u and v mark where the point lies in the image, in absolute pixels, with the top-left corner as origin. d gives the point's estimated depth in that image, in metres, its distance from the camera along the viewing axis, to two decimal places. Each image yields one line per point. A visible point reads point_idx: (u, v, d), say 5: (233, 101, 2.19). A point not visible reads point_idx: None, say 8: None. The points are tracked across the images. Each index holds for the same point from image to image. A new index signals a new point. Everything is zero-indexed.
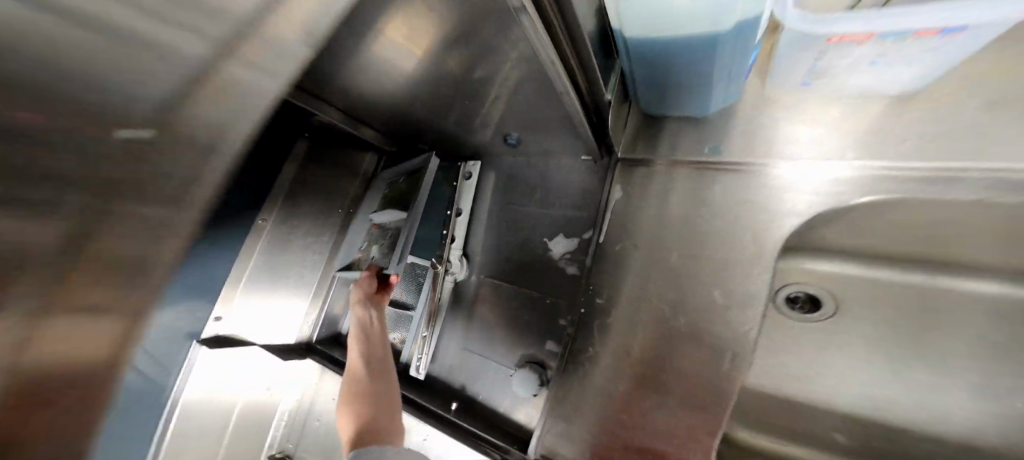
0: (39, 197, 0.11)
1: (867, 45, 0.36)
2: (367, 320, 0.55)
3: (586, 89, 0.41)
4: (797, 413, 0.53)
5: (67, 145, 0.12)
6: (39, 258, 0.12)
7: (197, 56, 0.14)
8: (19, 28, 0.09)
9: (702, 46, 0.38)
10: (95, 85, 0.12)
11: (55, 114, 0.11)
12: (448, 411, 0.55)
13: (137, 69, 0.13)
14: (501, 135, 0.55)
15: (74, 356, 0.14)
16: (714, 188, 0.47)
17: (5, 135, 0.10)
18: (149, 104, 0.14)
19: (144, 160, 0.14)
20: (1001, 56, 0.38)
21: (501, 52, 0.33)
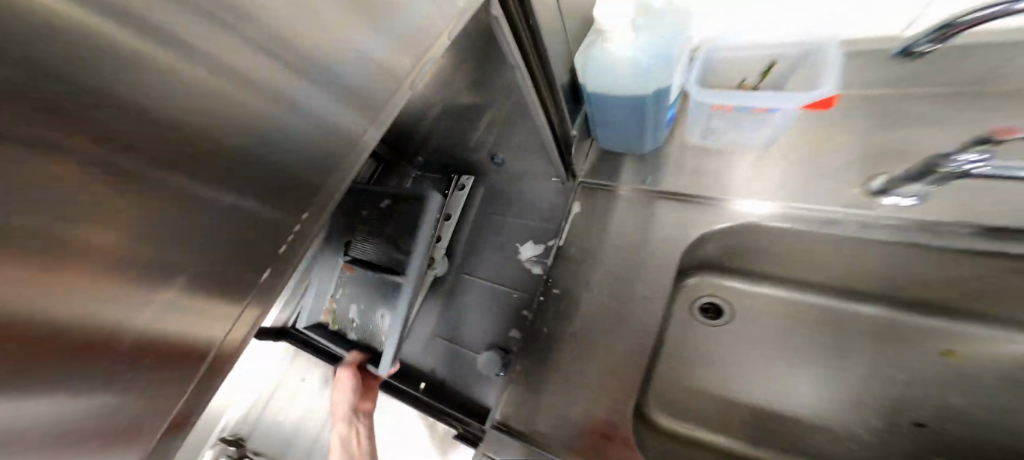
0: (226, 212, 0.20)
1: (732, 113, 0.52)
2: (347, 437, 0.60)
3: (556, 121, 0.53)
4: (719, 407, 0.57)
5: (248, 172, 0.21)
6: (199, 251, 0.20)
7: (325, 121, 0.25)
8: (243, 109, 0.20)
9: (632, 105, 0.50)
10: (273, 142, 0.22)
11: (250, 158, 0.21)
12: (417, 390, 0.64)
13: (295, 133, 0.23)
14: (489, 155, 0.67)
15: (188, 339, 0.21)
16: (655, 211, 0.58)
17: (225, 163, 0.20)
18: (297, 152, 0.24)
19: (280, 188, 0.24)
20: (824, 134, 0.57)
21: (497, 82, 0.44)
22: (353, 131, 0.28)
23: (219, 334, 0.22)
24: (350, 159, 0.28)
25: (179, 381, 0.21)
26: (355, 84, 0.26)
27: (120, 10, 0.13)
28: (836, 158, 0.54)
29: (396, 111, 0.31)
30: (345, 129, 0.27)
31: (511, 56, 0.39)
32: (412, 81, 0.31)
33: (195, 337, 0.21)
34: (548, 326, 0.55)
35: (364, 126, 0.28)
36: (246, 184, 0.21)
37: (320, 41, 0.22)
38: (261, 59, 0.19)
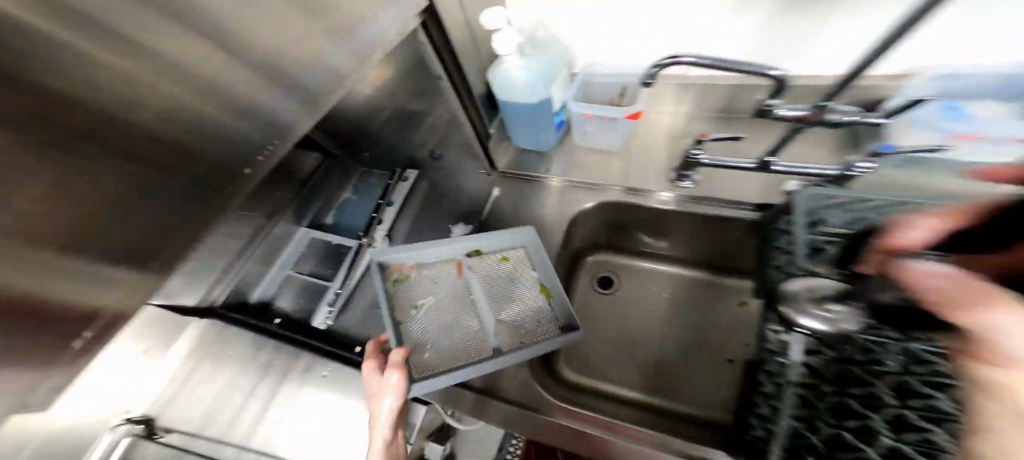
0: (164, 194, 0.24)
1: (584, 123, 0.61)
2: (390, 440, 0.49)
3: (476, 121, 0.68)
4: (608, 363, 0.73)
5: (185, 157, 0.25)
6: (128, 218, 0.22)
7: (261, 113, 0.30)
8: (186, 109, 0.24)
9: (533, 109, 0.56)
10: (214, 131, 0.27)
11: (189, 141, 0.25)
12: (351, 353, 0.68)
13: (232, 124, 0.28)
14: (428, 152, 0.77)
15: (93, 306, 0.22)
16: (554, 198, 0.74)
17: (168, 151, 0.24)
18: (234, 139, 0.28)
19: (209, 177, 0.27)
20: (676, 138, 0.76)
21: (434, 82, 0.57)
22: (292, 119, 0.34)
23: (123, 306, 0.24)
24: (284, 140, 0.34)
25: (59, 362, 0.21)
26: (301, 82, 0.33)
27: (110, 28, 0.19)
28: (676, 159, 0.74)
29: (330, 99, 0.37)
30: (285, 117, 0.33)
31: (426, 54, 0.51)
32: (350, 80, 0.39)
33: (100, 313, 0.22)
34: None
35: (301, 114, 0.34)
36: (192, 171, 0.26)
37: (266, 44, 0.28)
38: (213, 59, 0.24)
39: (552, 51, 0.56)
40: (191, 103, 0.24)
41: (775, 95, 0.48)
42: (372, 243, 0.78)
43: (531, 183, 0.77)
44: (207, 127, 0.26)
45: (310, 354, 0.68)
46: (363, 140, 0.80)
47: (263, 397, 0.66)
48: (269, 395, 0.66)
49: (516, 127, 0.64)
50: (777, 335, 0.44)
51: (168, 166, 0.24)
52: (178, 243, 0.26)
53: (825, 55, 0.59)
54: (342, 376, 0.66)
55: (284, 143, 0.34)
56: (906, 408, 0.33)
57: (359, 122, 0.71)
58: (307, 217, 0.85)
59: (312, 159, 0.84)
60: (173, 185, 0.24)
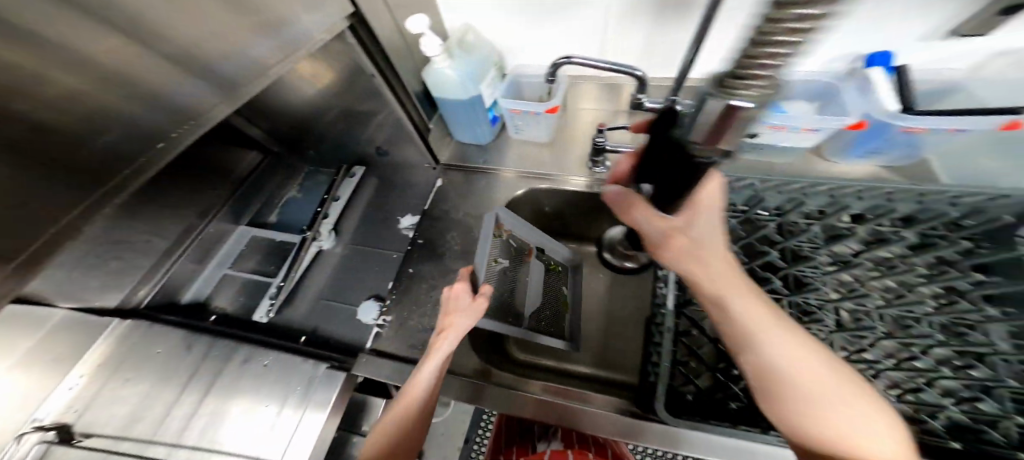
0: (48, 182, 0.23)
1: (516, 115, 0.67)
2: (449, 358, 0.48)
3: (418, 118, 0.67)
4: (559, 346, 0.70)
5: (74, 142, 0.24)
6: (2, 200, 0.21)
7: (172, 99, 0.29)
8: (81, 97, 0.23)
9: (466, 102, 0.62)
10: (112, 116, 0.25)
11: (82, 125, 0.24)
12: (297, 343, 0.68)
13: (134, 110, 0.26)
14: (374, 147, 0.78)
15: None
16: (482, 182, 0.73)
17: (47, 133, 0.22)
18: (135, 124, 0.27)
19: (104, 162, 0.26)
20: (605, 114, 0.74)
21: (370, 82, 0.56)
22: (206, 106, 0.32)
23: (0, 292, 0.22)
24: (194, 126, 0.32)
25: None
26: (218, 71, 0.31)
27: (25, 33, 0.18)
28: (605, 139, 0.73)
29: (252, 88, 0.36)
30: (197, 106, 0.31)
31: (368, 68, 0.53)
32: (275, 71, 0.37)
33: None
34: (412, 267, 0.66)
35: (217, 102, 0.33)
36: (74, 157, 0.24)
37: (180, 34, 0.27)
38: (117, 46, 0.23)
39: (481, 53, 0.62)
40: (84, 91, 0.23)
41: (643, 89, 0.49)
42: (316, 236, 0.79)
43: (480, 175, 0.74)
44: (118, 118, 0.26)
45: (250, 346, 0.60)
46: (306, 141, 0.84)
47: (194, 399, 0.53)
48: (197, 402, 0.53)
49: (453, 119, 0.69)
50: (668, 292, 0.52)
51: (48, 154, 0.22)
52: (61, 225, 0.25)
53: (706, 54, 0.60)
54: (286, 362, 0.57)
55: (194, 131, 0.32)
56: None
57: (303, 121, 0.76)
58: (247, 215, 0.87)
59: (250, 157, 0.89)
60: (59, 168, 0.23)
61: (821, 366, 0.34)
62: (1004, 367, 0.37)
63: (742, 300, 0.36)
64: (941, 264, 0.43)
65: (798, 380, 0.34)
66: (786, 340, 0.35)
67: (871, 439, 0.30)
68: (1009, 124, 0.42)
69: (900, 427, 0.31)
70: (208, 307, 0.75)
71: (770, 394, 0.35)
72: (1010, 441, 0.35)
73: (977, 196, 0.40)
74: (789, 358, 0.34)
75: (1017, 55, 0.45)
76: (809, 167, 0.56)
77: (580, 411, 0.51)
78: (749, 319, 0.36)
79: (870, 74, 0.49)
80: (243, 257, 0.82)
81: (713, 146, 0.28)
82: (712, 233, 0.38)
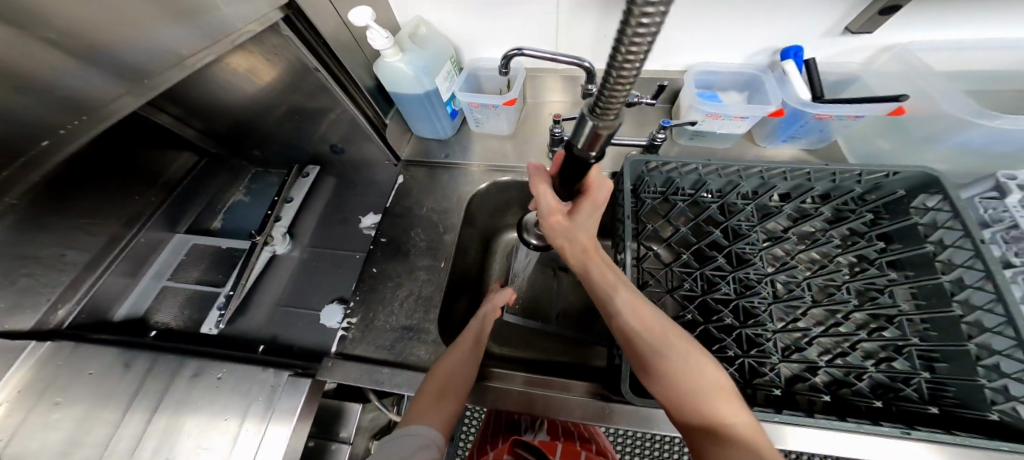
0: None
1: (474, 109, 0.66)
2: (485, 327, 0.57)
3: (373, 114, 0.65)
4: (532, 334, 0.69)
5: None
6: None
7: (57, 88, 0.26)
8: None
9: (421, 96, 0.61)
10: None
11: None
12: (254, 353, 0.65)
13: (9, 98, 0.24)
14: (328, 144, 0.74)
15: None
16: (446, 176, 0.72)
17: None
18: (9, 115, 0.24)
19: None
20: (568, 109, 0.76)
21: (313, 73, 0.53)
22: (106, 97, 0.29)
23: None
24: (93, 119, 0.29)
25: None
26: (121, 58, 0.28)
27: None
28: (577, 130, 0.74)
29: (167, 80, 0.33)
30: (95, 96, 0.28)
31: (310, 62, 0.51)
32: (196, 61, 0.35)
33: None
34: (376, 266, 0.64)
35: (120, 93, 0.30)
36: None
37: (62, 13, 0.24)
38: None
39: (435, 46, 0.61)
40: None
41: (592, 80, 0.50)
42: (268, 241, 0.74)
43: (442, 169, 0.73)
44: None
45: (199, 360, 0.56)
46: (251, 139, 0.78)
47: (144, 416, 0.51)
48: (148, 419, 0.50)
49: (409, 114, 0.67)
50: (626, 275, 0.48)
51: None
52: None
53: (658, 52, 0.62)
54: (243, 373, 0.54)
55: (93, 126, 0.29)
56: (743, 330, 0.44)
57: (245, 120, 0.71)
58: (185, 221, 0.82)
59: (183, 158, 0.81)
60: None
61: (666, 331, 0.39)
62: (908, 326, 0.42)
63: (599, 270, 0.43)
64: (852, 236, 0.49)
65: (647, 337, 0.38)
66: (634, 303, 0.40)
67: (712, 395, 0.34)
68: (894, 110, 0.49)
69: (728, 383, 0.35)
70: (149, 322, 0.71)
71: (634, 353, 0.39)
72: (921, 396, 0.37)
73: (877, 175, 0.47)
74: (636, 317, 0.39)
75: (898, 50, 0.52)
76: (742, 152, 0.62)
77: (548, 397, 0.51)
78: (605, 284, 0.42)
79: (785, 67, 0.54)
80: (183, 267, 0.78)
81: (592, 151, 0.29)
82: (586, 225, 0.41)
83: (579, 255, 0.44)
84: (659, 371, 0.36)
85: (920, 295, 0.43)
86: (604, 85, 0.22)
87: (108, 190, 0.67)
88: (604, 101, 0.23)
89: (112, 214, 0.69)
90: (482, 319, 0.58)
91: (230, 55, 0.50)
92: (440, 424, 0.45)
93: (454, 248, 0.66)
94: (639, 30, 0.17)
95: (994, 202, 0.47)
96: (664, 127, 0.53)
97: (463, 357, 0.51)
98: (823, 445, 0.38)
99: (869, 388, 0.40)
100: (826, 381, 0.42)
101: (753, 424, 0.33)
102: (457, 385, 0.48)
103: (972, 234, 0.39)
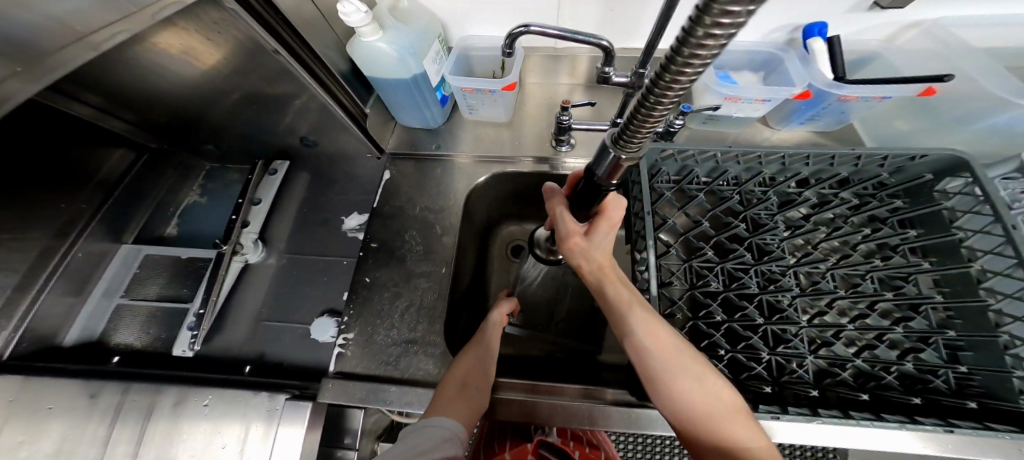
0: None
1: (469, 94, 0.58)
2: (495, 325, 0.53)
3: (350, 102, 0.56)
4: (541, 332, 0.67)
5: None
6: None
7: None
8: None
9: (406, 81, 0.52)
10: None
11: None
12: (240, 375, 0.59)
13: None
14: (297, 137, 0.64)
15: None
16: (438, 170, 0.65)
17: None
18: None
19: None
20: (570, 91, 0.70)
21: (271, 55, 0.43)
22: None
23: None
24: None
25: None
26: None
27: None
28: (581, 113, 0.68)
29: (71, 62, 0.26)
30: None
31: (266, 43, 0.41)
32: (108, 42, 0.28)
33: None
34: (369, 275, 0.58)
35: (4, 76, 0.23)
36: None
37: None
38: None
39: (420, 22, 0.52)
40: None
41: (608, 63, 0.44)
42: (238, 250, 0.65)
43: (433, 161, 0.66)
44: None
45: (179, 387, 0.52)
46: (200, 132, 0.67)
47: (129, 447, 0.48)
48: (134, 450, 0.48)
49: (392, 101, 0.59)
50: (652, 275, 0.45)
51: None
52: None
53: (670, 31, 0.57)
54: (232, 398, 0.51)
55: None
56: (769, 325, 0.44)
57: (191, 111, 0.59)
58: (131, 229, 0.71)
59: (116, 156, 0.66)
60: None
61: (682, 351, 0.36)
62: (933, 314, 0.43)
63: (615, 288, 0.39)
64: (872, 222, 0.49)
65: (664, 360, 0.36)
66: (652, 323, 0.37)
67: (728, 420, 0.34)
68: (924, 91, 0.47)
69: (744, 405, 0.35)
70: (108, 345, 0.63)
71: (647, 375, 0.37)
72: (951, 387, 0.39)
73: (902, 158, 0.46)
74: (654, 340, 0.36)
75: (926, 26, 0.51)
76: (756, 135, 0.59)
77: (552, 406, 0.49)
78: (619, 304, 0.38)
79: (810, 45, 0.50)
80: (138, 281, 0.68)
81: (612, 179, 0.30)
82: (603, 244, 0.39)
83: (595, 273, 0.40)
84: (674, 395, 0.35)
85: (943, 282, 0.44)
86: (631, 120, 0.22)
87: (26, 204, 0.55)
88: (628, 133, 0.23)
89: (37, 226, 0.57)
90: (492, 327, 0.53)
91: (155, 33, 0.40)
92: (462, 419, 0.43)
93: (454, 250, 0.61)
94: (679, 74, 0.16)
95: (1014, 182, 0.47)
96: (684, 113, 0.50)
97: (479, 355, 0.48)
98: (813, 437, 0.41)
99: (898, 381, 0.41)
100: (853, 374, 0.43)
101: (766, 445, 0.33)
102: (479, 377, 0.46)
103: (1003, 219, 0.39)
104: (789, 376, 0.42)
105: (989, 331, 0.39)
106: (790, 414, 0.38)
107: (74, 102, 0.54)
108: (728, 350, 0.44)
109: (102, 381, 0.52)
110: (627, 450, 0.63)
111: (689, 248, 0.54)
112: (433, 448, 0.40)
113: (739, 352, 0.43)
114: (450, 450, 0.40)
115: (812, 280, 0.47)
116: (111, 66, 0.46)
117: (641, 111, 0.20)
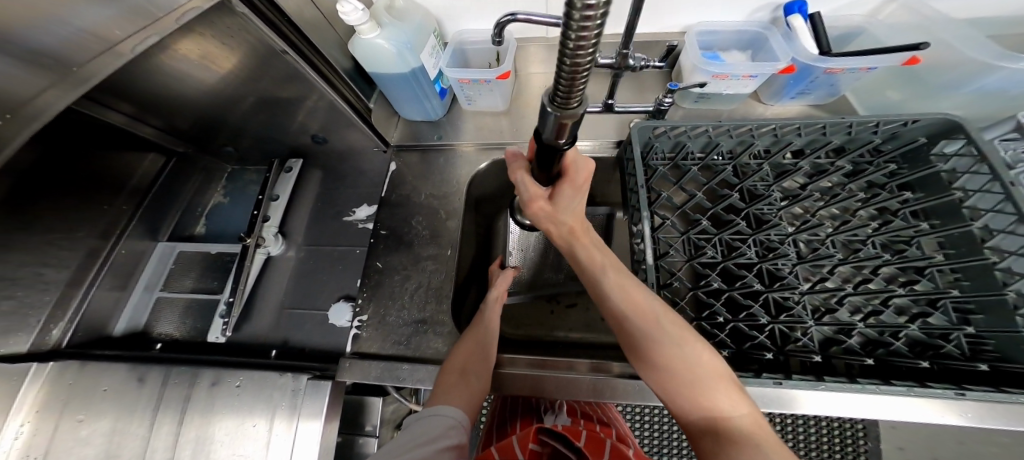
0: None
1: (468, 85, 0.61)
2: (495, 299, 0.57)
3: (352, 96, 0.59)
4: (545, 315, 0.69)
5: None
6: None
7: None
8: None
9: (407, 75, 0.56)
10: None
11: None
12: (267, 358, 0.64)
13: None
14: (308, 134, 0.68)
15: None
16: (440, 159, 0.69)
17: None
18: None
19: None
20: None
21: (278, 53, 0.46)
22: (25, 94, 0.25)
23: None
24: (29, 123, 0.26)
25: None
26: (32, 43, 0.25)
27: None
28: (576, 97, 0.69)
29: (105, 72, 0.29)
30: (15, 95, 0.25)
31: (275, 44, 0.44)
32: (130, 48, 0.30)
33: None
34: (380, 260, 0.62)
35: (46, 87, 0.26)
36: None
37: None
38: None
39: (415, 18, 0.55)
40: None
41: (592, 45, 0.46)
42: (260, 242, 0.70)
43: (435, 152, 0.69)
44: None
45: (213, 369, 0.56)
46: (222, 134, 0.72)
47: (172, 427, 0.53)
48: (176, 430, 0.53)
49: (394, 97, 0.63)
50: (647, 247, 0.46)
51: None
52: None
53: (653, 17, 0.58)
54: (260, 379, 0.54)
55: (21, 128, 0.26)
56: (770, 291, 0.45)
57: (211, 115, 0.64)
58: (165, 228, 0.77)
59: (148, 160, 0.72)
60: None
61: (659, 315, 0.38)
62: (940, 277, 0.44)
63: (587, 252, 0.43)
64: (871, 187, 0.50)
65: (641, 322, 0.38)
66: (624, 285, 0.40)
67: (714, 385, 0.34)
68: (908, 60, 0.47)
69: (727, 375, 0.35)
70: (151, 335, 0.69)
71: (628, 339, 0.39)
72: (962, 352, 0.40)
73: (895, 124, 0.46)
74: (628, 302, 0.39)
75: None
76: (749, 112, 0.60)
77: (558, 380, 0.51)
78: (593, 268, 0.42)
79: (791, 23, 0.51)
80: (175, 276, 0.74)
81: (560, 139, 0.28)
82: (571, 207, 0.41)
83: (566, 237, 0.43)
84: (653, 354, 0.37)
85: (947, 244, 0.45)
86: (562, 67, 0.20)
87: (63, 206, 0.59)
88: (564, 88, 0.22)
89: (86, 225, 0.64)
90: (491, 306, 0.55)
91: (178, 39, 0.43)
92: (463, 406, 0.44)
93: (458, 234, 0.64)
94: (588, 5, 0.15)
95: (1016, 142, 0.46)
96: (671, 90, 0.50)
97: (478, 339, 0.50)
98: (832, 408, 0.40)
99: (908, 347, 0.43)
100: (861, 343, 0.45)
101: (752, 415, 0.33)
102: (484, 344, 0.50)
103: (1001, 177, 0.39)
104: (794, 344, 0.43)
105: (996, 289, 0.39)
106: (793, 381, 0.40)
107: (105, 110, 0.58)
108: (728, 319, 0.45)
109: (147, 366, 0.57)
110: (640, 428, 0.64)
111: (691, 221, 0.56)
112: (439, 435, 0.40)
113: (740, 321, 0.44)
114: (456, 437, 0.40)
115: (812, 247, 0.48)
116: (140, 74, 0.50)
117: (566, 51, 0.18)
